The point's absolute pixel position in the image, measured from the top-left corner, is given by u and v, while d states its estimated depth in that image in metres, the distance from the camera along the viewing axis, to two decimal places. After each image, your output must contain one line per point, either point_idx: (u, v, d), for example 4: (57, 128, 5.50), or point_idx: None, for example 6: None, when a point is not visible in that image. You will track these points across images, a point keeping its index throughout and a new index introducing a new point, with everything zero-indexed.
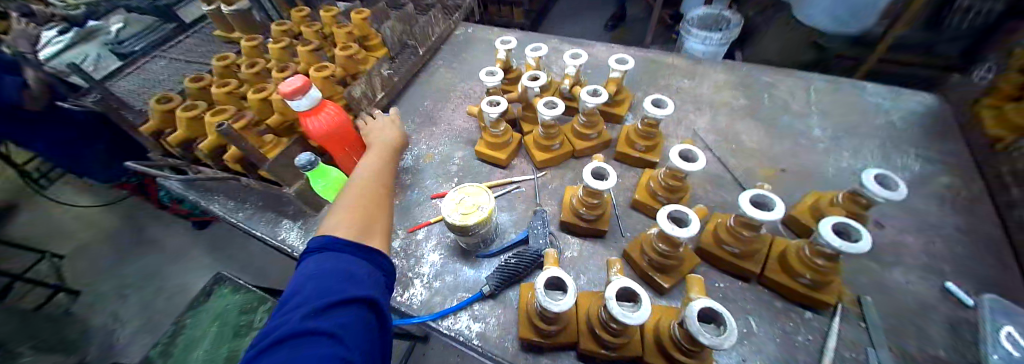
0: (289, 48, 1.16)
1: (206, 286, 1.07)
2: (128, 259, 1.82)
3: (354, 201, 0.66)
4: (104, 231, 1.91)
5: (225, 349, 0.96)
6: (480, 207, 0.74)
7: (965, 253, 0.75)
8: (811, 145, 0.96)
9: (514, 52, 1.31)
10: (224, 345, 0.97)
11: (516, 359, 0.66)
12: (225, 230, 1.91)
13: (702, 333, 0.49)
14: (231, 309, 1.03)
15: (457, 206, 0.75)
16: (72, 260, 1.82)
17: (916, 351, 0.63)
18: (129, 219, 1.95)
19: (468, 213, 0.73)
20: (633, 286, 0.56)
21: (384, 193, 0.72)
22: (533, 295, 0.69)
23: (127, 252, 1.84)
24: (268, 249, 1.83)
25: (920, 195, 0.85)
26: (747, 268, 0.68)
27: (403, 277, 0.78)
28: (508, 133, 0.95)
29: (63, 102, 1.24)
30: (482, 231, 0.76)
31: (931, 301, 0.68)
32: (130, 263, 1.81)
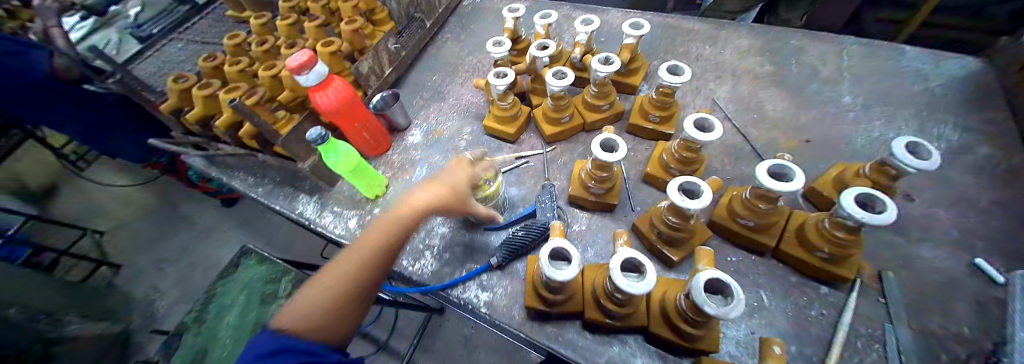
0: (297, 25, 1.16)
1: (233, 259, 1.13)
2: (163, 235, 1.93)
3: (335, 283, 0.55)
4: (139, 209, 2.02)
5: (252, 316, 1.02)
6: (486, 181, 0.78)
7: (999, 228, 0.71)
8: (840, 115, 0.90)
9: (523, 20, 1.26)
10: (252, 313, 1.02)
11: (522, 327, 0.68)
12: (248, 208, 1.99)
13: (708, 303, 0.48)
14: (256, 280, 1.08)
15: None
16: (112, 237, 1.93)
17: (937, 328, 0.61)
18: (161, 198, 2.05)
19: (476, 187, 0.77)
20: (639, 257, 0.56)
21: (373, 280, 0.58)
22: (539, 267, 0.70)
23: (161, 229, 1.95)
24: (290, 226, 1.91)
25: (956, 167, 0.80)
26: (762, 241, 0.66)
27: (414, 248, 0.80)
28: (516, 106, 0.93)
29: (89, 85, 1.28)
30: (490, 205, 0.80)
31: (957, 277, 0.65)
32: (165, 239, 1.91)
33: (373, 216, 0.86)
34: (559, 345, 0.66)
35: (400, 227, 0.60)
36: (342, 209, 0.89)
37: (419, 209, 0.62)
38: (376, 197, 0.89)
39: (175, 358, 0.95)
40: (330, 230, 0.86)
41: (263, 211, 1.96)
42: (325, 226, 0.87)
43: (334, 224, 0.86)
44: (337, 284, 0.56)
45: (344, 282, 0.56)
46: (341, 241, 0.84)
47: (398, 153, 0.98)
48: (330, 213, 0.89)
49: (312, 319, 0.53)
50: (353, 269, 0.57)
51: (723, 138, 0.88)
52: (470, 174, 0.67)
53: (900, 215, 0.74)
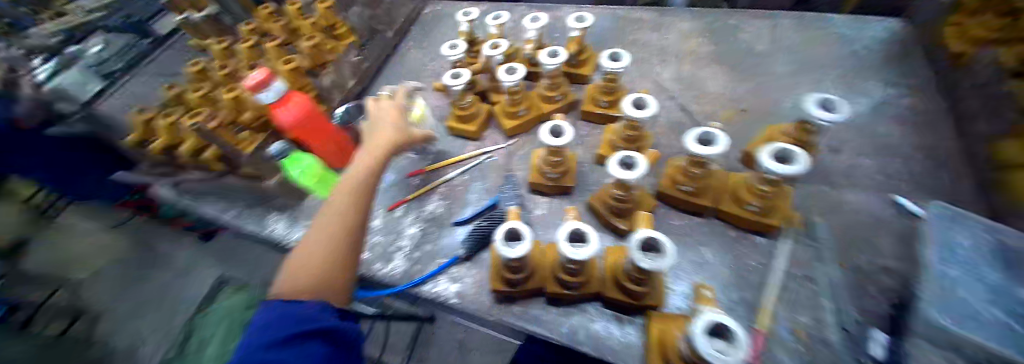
0: (258, 47, 1.18)
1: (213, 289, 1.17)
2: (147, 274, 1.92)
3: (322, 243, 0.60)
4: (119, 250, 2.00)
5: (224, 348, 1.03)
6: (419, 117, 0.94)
7: (920, 170, 0.78)
8: (774, 84, 0.97)
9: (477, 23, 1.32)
10: (226, 344, 1.04)
11: (492, 312, 0.71)
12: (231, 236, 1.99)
13: (643, 259, 0.56)
14: (230, 310, 1.09)
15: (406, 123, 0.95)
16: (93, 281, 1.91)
17: (865, 264, 0.67)
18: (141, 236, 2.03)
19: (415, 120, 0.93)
20: (584, 227, 0.64)
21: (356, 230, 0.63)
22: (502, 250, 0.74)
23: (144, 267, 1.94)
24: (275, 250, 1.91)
25: (880, 120, 0.87)
26: (701, 204, 0.73)
27: (383, 250, 0.80)
28: (475, 104, 0.98)
29: (54, 127, 1.29)
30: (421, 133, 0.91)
31: (885, 217, 0.72)
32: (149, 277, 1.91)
33: None
34: (526, 322, 0.70)
35: (361, 182, 0.67)
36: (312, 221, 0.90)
37: (370, 158, 0.71)
38: None
39: None
40: None
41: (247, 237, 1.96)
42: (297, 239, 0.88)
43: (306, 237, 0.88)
44: (324, 248, 0.59)
45: (331, 243, 0.60)
46: None
47: None
48: (301, 227, 0.90)
49: (312, 282, 0.55)
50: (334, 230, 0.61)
51: (669, 115, 0.94)
52: (395, 107, 0.80)
53: (829, 168, 0.80)
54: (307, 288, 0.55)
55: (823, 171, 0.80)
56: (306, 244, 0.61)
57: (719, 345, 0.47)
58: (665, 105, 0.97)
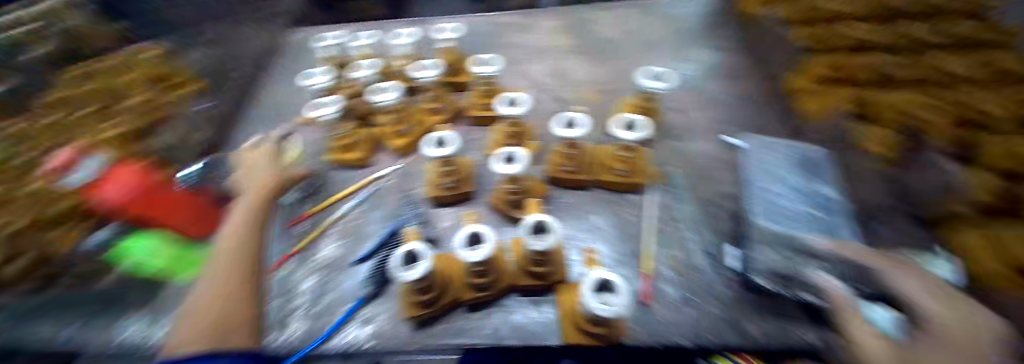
0: None
1: None
2: None
3: (212, 293, 0.54)
4: None
5: None
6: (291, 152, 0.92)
7: (736, 111, 0.97)
8: (624, 63, 1.12)
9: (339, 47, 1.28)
10: None
11: (412, 341, 0.67)
12: None
13: (536, 242, 0.62)
14: None
15: None
16: None
17: (714, 195, 0.81)
18: None
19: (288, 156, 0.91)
20: (482, 229, 0.66)
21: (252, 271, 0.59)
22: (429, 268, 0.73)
23: None
24: None
25: (704, 78, 1.07)
26: (582, 179, 0.83)
27: (278, 316, 0.71)
28: (356, 131, 0.99)
29: None
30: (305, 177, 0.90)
31: (721, 154, 0.87)
32: None
33: None
34: (451, 338, 0.68)
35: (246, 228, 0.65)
36: None
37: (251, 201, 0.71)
38: None
39: None
40: None
41: None
42: None
43: None
44: (220, 296, 0.54)
45: (228, 288, 0.55)
46: None
47: None
48: None
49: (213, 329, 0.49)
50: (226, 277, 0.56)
51: (545, 106, 1.03)
52: (268, 149, 0.85)
53: (673, 125, 0.96)
54: (203, 345, 0.46)
55: (672, 128, 0.95)
56: (197, 299, 0.54)
57: (609, 297, 0.56)
58: (541, 98, 1.05)
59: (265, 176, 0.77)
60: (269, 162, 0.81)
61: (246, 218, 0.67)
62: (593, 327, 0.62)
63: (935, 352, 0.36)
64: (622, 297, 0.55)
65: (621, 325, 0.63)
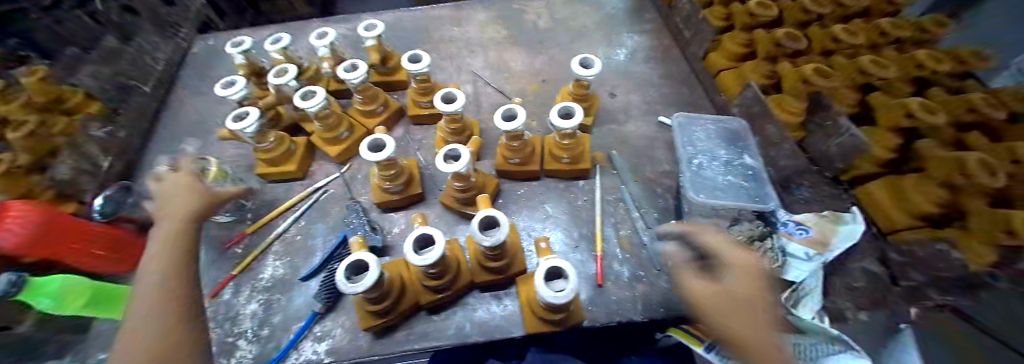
0: None
1: None
2: None
3: None
4: None
5: None
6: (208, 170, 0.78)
7: (666, 92, 1.03)
8: (560, 52, 1.14)
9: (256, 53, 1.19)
10: None
11: (373, 350, 0.67)
12: None
13: (486, 239, 0.61)
14: None
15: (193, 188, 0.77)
16: None
17: (651, 174, 0.86)
18: None
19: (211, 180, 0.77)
20: (432, 232, 0.63)
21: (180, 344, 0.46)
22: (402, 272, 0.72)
23: None
24: None
25: (637, 62, 1.11)
26: (529, 170, 0.84)
27: (224, 344, 0.68)
28: (285, 140, 0.89)
29: None
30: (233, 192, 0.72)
31: (655, 135, 0.93)
32: None
33: None
34: (414, 341, 0.68)
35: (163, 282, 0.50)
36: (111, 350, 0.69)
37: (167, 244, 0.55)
38: None
39: None
40: None
41: None
42: None
43: None
44: None
45: None
46: None
47: None
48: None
49: None
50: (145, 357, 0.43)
51: (488, 100, 1.02)
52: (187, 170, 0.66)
53: (611, 109, 0.99)
54: None
55: (609, 112, 0.98)
56: None
57: (559, 284, 0.58)
58: (483, 92, 1.04)
59: (188, 199, 0.61)
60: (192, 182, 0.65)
61: (171, 258, 0.54)
62: (551, 313, 0.63)
63: (740, 289, 0.41)
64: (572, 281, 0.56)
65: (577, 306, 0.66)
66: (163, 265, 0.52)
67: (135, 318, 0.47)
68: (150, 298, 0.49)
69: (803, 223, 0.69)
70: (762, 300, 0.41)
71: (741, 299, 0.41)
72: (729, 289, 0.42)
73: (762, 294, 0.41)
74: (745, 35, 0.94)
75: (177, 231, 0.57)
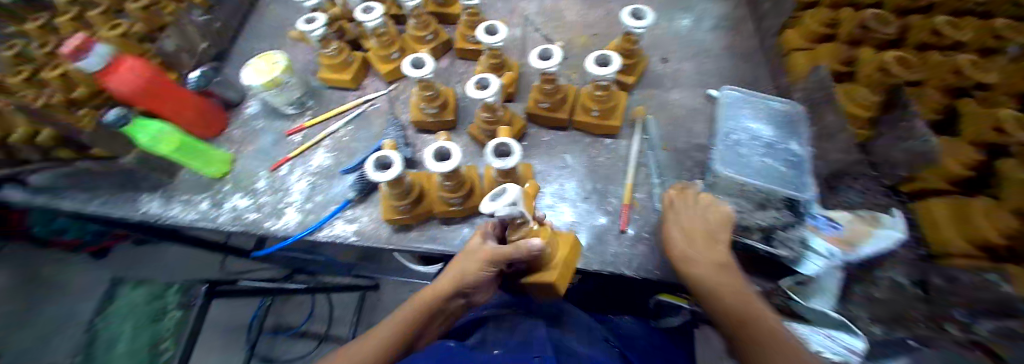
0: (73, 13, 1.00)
1: None
2: None
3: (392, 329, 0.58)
4: None
5: None
6: (276, 64, 0.85)
7: (724, 66, 0.96)
8: (618, 7, 1.09)
9: None
10: None
11: (389, 239, 0.77)
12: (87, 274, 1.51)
13: (496, 160, 0.65)
14: None
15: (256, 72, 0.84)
16: None
17: (684, 144, 0.83)
18: None
19: (269, 72, 0.84)
20: (450, 145, 0.68)
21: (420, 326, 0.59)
22: (428, 180, 0.80)
23: None
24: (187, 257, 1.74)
25: (702, 30, 1.03)
26: (558, 117, 0.85)
27: (276, 208, 0.82)
28: (344, 52, 0.96)
29: None
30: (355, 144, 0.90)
31: (701, 106, 0.88)
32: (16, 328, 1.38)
33: (225, 192, 0.84)
34: (423, 242, 0.77)
35: (455, 275, 0.59)
36: (189, 195, 0.85)
37: (469, 255, 0.59)
38: (223, 176, 0.87)
39: None
40: (182, 217, 0.82)
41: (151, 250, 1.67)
42: (175, 215, 0.83)
43: (185, 211, 0.83)
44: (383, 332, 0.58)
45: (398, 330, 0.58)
46: (194, 225, 0.81)
47: (238, 128, 0.95)
48: (177, 204, 0.84)
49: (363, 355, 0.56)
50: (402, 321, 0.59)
51: (535, 46, 1.03)
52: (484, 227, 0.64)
53: (659, 73, 0.95)
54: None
55: (656, 76, 0.94)
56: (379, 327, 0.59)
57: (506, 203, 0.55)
58: (531, 38, 1.05)
59: (464, 259, 0.59)
60: (462, 277, 0.58)
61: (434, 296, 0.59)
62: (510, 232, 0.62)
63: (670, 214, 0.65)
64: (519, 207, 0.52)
65: (563, 260, 0.61)
66: (465, 266, 0.59)
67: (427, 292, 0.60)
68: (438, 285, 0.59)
69: (835, 220, 0.68)
70: (711, 233, 0.60)
71: (671, 224, 0.63)
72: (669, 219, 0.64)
73: (699, 214, 0.62)
74: (830, 14, 0.86)
75: (474, 250, 0.60)
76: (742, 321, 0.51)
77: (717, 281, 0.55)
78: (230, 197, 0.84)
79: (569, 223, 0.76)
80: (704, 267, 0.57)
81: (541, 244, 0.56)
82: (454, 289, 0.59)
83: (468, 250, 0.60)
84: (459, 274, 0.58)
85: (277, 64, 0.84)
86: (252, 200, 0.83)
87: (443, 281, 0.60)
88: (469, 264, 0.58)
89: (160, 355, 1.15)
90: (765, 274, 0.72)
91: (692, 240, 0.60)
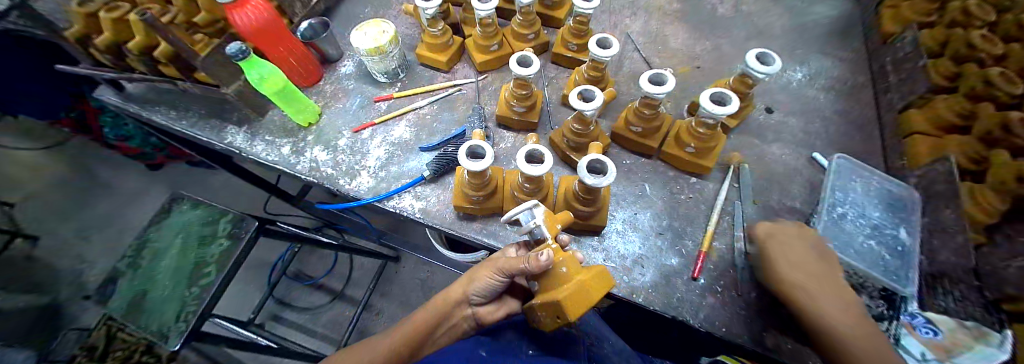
0: None
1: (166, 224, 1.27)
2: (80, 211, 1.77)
3: (411, 328, 0.65)
4: (48, 178, 1.84)
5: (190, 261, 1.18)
6: (385, 33, 0.86)
7: (830, 132, 0.91)
8: (727, 46, 1.05)
9: None
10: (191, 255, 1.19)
11: (453, 226, 0.76)
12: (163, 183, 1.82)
13: (589, 176, 0.61)
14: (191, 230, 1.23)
15: (365, 35, 0.85)
16: (24, 208, 1.76)
17: (777, 203, 0.80)
18: (85, 171, 1.85)
19: (378, 37, 0.85)
20: (543, 149, 0.67)
21: (431, 325, 0.65)
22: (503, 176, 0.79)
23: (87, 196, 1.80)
24: (238, 188, 1.84)
25: (812, 89, 0.98)
26: (648, 144, 0.81)
27: (350, 168, 0.83)
28: (448, 34, 0.96)
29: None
30: (438, 125, 0.90)
31: (799, 167, 0.85)
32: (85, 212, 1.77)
33: (308, 143, 0.87)
34: (483, 236, 0.76)
35: (467, 281, 0.64)
36: (274, 136, 0.88)
37: (485, 264, 0.63)
38: (309, 125, 0.90)
39: (118, 295, 1.14)
40: (263, 156, 0.85)
41: (218, 177, 1.85)
42: (258, 153, 0.86)
43: (266, 151, 0.86)
44: (403, 329, 0.65)
45: (413, 329, 0.65)
46: (273, 166, 0.84)
47: (331, 83, 0.97)
48: (261, 142, 0.88)
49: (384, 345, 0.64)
50: (421, 318, 0.65)
51: (635, 67, 1.00)
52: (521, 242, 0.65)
53: (758, 124, 0.92)
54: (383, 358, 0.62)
55: (756, 126, 0.91)
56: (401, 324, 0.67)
57: (524, 215, 0.56)
58: (630, 57, 1.02)
59: (479, 266, 0.63)
60: (470, 281, 0.63)
61: (446, 298, 0.65)
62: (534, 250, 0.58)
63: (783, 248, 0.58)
64: (537, 213, 0.56)
65: (580, 282, 0.50)
66: (475, 272, 0.63)
67: (444, 292, 0.66)
68: (458, 284, 0.65)
69: (934, 324, 0.61)
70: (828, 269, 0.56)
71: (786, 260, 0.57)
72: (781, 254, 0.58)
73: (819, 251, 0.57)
74: (968, 105, 0.80)
75: (491, 260, 0.63)
76: (884, 359, 0.46)
77: (853, 320, 0.51)
78: (310, 147, 0.86)
79: (638, 254, 0.74)
80: (822, 293, 0.53)
81: (546, 260, 0.50)
82: (463, 294, 0.64)
83: (487, 260, 0.63)
84: (466, 279, 0.64)
85: (385, 33, 0.85)
86: (330, 155, 0.85)
87: (455, 288, 0.66)
88: (480, 271, 0.62)
89: (200, 278, 1.16)
90: None
91: (806, 258, 0.56)
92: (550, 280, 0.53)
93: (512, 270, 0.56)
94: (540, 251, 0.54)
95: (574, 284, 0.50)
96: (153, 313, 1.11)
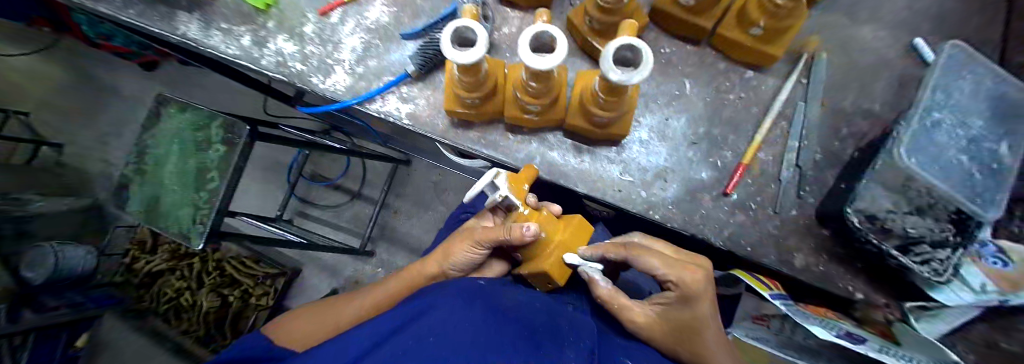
0: None
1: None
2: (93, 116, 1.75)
3: (391, 287, 0.65)
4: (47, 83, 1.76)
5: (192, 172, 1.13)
6: None
7: (948, 7, 0.68)
8: None
9: None
10: (192, 158, 1.14)
11: (446, 134, 0.66)
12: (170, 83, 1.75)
13: (612, 71, 0.45)
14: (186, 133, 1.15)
15: None
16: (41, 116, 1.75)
17: (849, 104, 0.65)
18: (79, 73, 1.75)
19: None
20: (554, 31, 0.48)
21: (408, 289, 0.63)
22: (503, 72, 0.63)
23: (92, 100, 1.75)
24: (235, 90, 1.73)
25: None
26: (698, 25, 0.61)
27: (322, 64, 0.69)
28: None
29: None
30: (423, 4, 0.72)
31: (890, 58, 0.66)
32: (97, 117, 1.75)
33: (273, 32, 0.71)
34: (482, 147, 0.66)
35: (446, 255, 0.59)
36: (231, 25, 0.72)
37: (463, 235, 0.58)
38: (267, 8, 0.73)
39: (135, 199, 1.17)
40: (223, 50, 0.70)
41: (212, 78, 1.73)
42: (216, 46, 0.70)
43: (225, 43, 0.70)
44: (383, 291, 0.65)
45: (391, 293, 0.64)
46: (236, 63, 0.70)
47: None
48: (219, 32, 0.71)
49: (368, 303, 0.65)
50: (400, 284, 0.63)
51: None
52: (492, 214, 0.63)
53: None
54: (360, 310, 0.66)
55: (848, 1, 0.68)
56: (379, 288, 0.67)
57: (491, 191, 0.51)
58: None
59: (458, 238, 0.58)
60: (447, 255, 0.59)
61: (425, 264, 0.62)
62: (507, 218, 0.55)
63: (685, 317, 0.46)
64: (503, 184, 0.50)
65: (560, 242, 0.51)
66: (453, 243, 0.58)
67: (424, 260, 0.63)
68: (439, 252, 0.61)
69: None
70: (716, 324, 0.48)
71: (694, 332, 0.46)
72: (684, 326, 0.47)
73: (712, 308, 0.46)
74: None
75: (465, 232, 0.58)
76: None
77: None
78: (274, 38, 0.71)
79: (661, 167, 0.63)
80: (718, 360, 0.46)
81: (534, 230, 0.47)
82: (440, 269, 0.59)
83: (464, 231, 0.59)
84: (442, 253, 0.59)
85: None
86: (298, 47, 0.70)
87: (433, 260, 0.61)
88: (456, 244, 0.57)
89: (206, 182, 1.11)
90: (875, 285, 0.61)
91: (700, 315, 0.46)
92: (532, 248, 0.52)
93: (491, 242, 0.53)
94: (518, 221, 0.51)
95: (556, 249, 0.51)
96: (170, 216, 1.14)
